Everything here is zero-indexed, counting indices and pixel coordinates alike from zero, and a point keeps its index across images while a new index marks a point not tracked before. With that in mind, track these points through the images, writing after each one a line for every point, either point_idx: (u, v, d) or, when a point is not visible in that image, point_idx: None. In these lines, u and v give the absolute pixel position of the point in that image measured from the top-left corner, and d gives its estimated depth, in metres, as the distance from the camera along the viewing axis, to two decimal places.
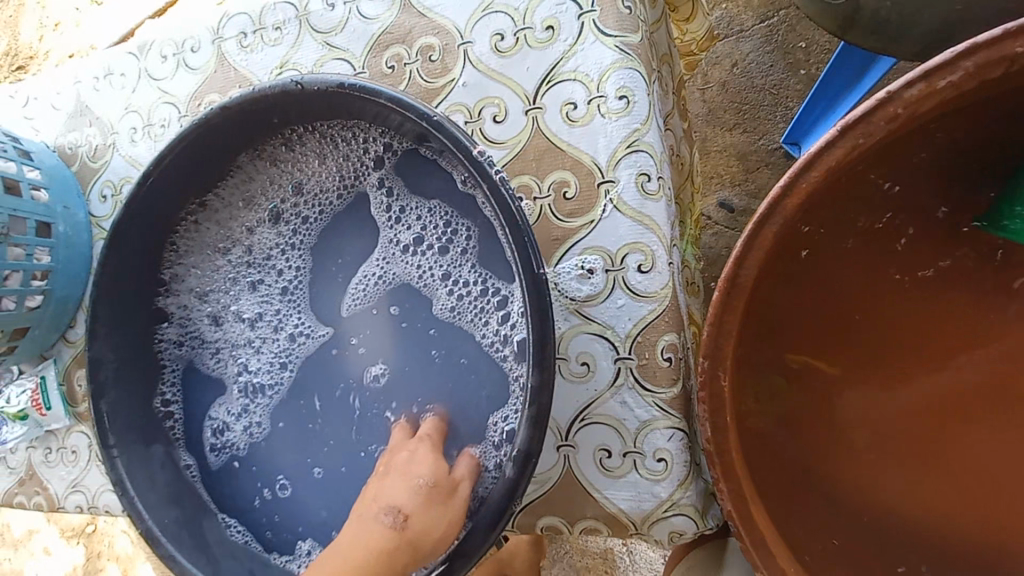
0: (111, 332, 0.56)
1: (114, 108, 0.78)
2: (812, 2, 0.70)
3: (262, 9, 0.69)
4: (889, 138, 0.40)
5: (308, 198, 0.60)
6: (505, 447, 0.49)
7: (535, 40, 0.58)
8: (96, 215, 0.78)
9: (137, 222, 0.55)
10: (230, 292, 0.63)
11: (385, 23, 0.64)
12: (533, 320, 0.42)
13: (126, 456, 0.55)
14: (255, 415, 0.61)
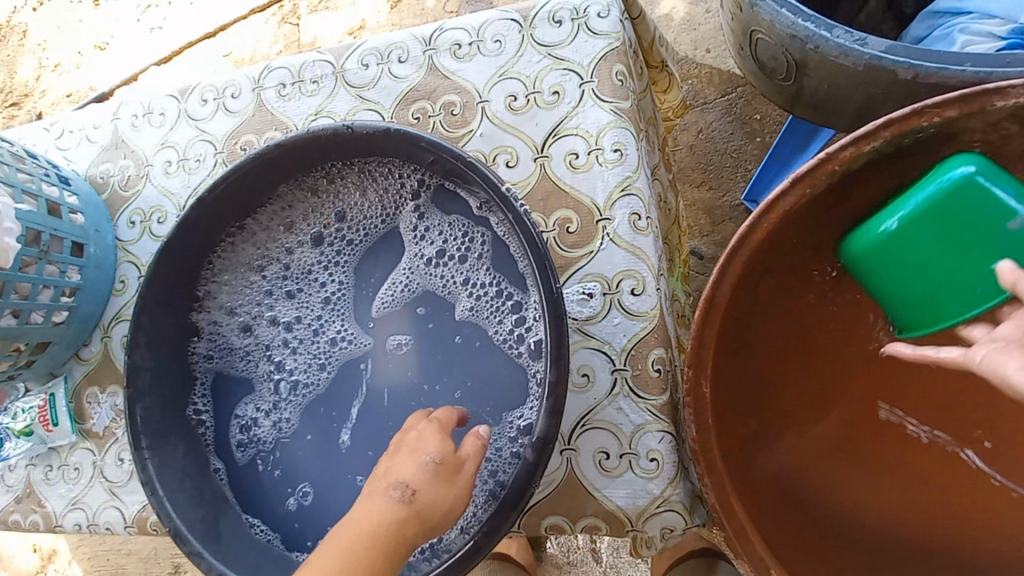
0: (150, 343, 0.61)
1: (151, 143, 0.85)
2: (766, 83, 0.84)
3: (302, 65, 0.79)
4: (831, 187, 0.52)
5: (351, 224, 0.67)
6: (522, 438, 0.56)
7: (544, 101, 0.69)
8: (123, 239, 0.83)
9: (184, 240, 0.61)
10: (266, 300, 0.69)
11: (413, 82, 0.74)
12: (550, 324, 0.49)
13: (156, 459, 0.59)
14: (285, 410, 0.66)
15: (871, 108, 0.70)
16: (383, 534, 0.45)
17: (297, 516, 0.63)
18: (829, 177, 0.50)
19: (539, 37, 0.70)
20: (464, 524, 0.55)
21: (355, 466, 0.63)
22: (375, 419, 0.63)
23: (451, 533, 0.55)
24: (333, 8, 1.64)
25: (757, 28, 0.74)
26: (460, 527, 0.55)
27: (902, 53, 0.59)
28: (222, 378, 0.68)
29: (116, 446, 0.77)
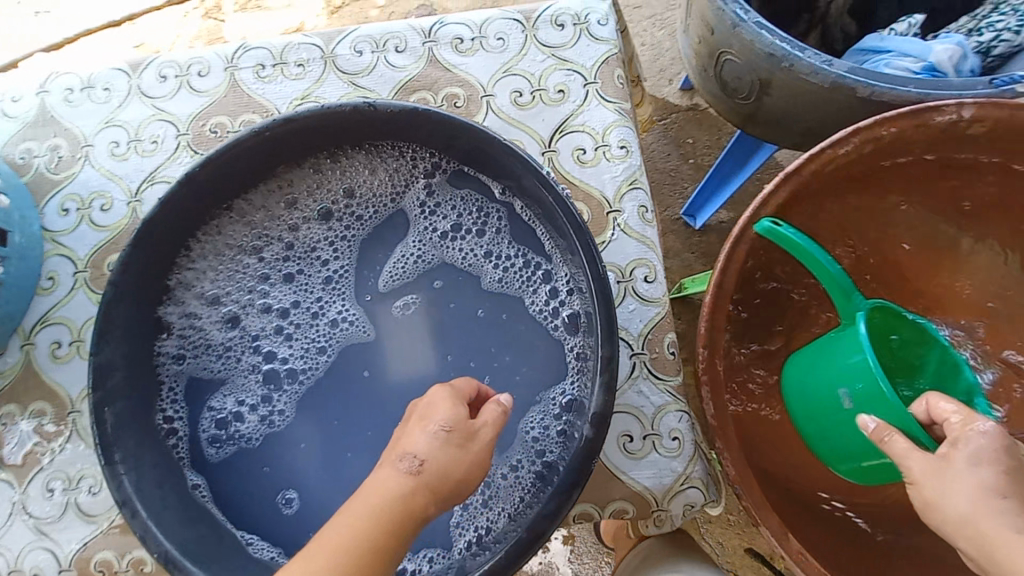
0: (123, 337, 0.54)
1: (91, 121, 0.74)
2: (720, 101, 0.94)
3: (284, 47, 0.74)
4: (812, 183, 0.61)
5: (361, 200, 0.63)
6: (566, 414, 0.55)
7: (549, 99, 0.71)
8: (52, 229, 0.71)
9: (167, 224, 0.55)
10: (260, 286, 0.61)
11: (412, 72, 0.73)
12: (598, 302, 0.50)
13: (133, 474, 0.51)
14: (277, 402, 0.59)
15: (818, 128, 0.81)
16: (392, 512, 0.40)
17: (304, 526, 0.56)
18: (812, 171, 0.60)
19: (542, 39, 0.72)
20: (493, 504, 0.53)
21: (352, 470, 0.58)
22: (374, 418, 0.59)
23: (483, 517, 0.53)
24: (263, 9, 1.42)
25: (726, 49, 0.81)
26: (509, 510, 0.52)
27: (860, 74, 0.69)
28: (199, 371, 0.59)
29: (44, 475, 0.65)
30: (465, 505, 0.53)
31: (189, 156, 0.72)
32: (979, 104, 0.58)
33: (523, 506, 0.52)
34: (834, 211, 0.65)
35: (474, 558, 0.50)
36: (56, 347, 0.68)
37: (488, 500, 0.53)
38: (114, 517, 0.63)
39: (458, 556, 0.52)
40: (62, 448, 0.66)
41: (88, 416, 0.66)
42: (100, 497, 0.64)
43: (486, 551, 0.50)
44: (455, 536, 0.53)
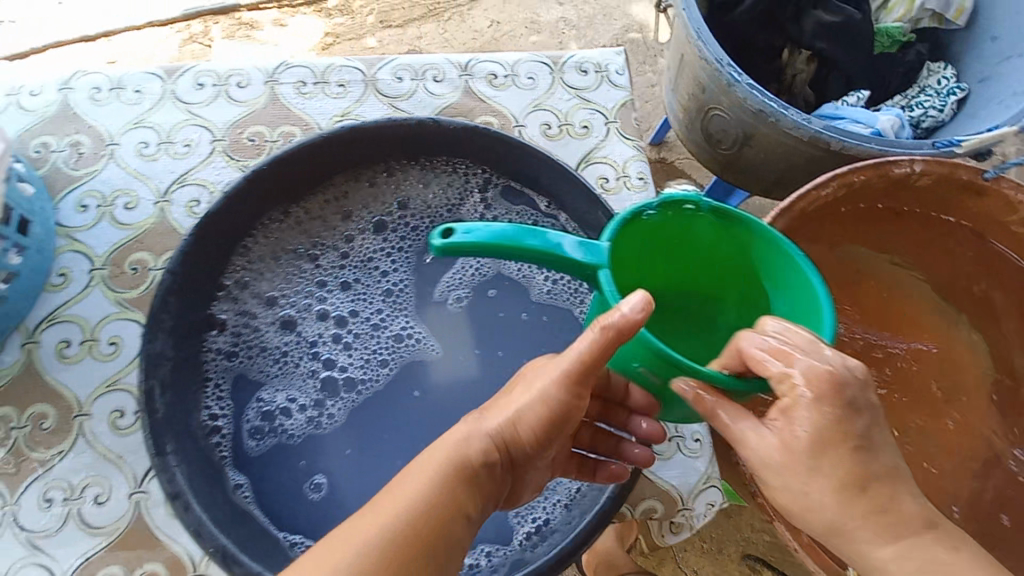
0: (175, 328, 0.54)
1: (118, 121, 0.73)
2: (700, 149, 1.04)
3: (327, 67, 0.78)
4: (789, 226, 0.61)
5: (416, 213, 0.66)
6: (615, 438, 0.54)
7: (575, 132, 0.79)
8: (67, 225, 0.69)
9: (229, 218, 0.58)
10: (317, 292, 0.62)
11: (449, 100, 0.79)
12: None
13: (183, 466, 0.50)
14: (328, 407, 0.59)
15: (781, 179, 0.94)
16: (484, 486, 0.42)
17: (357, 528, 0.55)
18: (803, 208, 0.60)
19: (568, 81, 0.81)
20: (549, 494, 0.55)
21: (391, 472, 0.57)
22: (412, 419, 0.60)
23: (542, 507, 0.54)
24: (253, 39, 1.39)
25: (715, 106, 0.91)
26: (563, 500, 0.54)
27: (835, 132, 0.80)
28: (250, 370, 0.59)
29: (41, 483, 0.62)
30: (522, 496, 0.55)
31: (224, 161, 0.73)
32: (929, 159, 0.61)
33: (583, 491, 0.54)
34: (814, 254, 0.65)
35: (539, 547, 0.52)
36: (64, 346, 0.65)
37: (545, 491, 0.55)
38: (121, 529, 0.60)
39: (518, 547, 0.53)
40: (63, 453, 0.62)
41: (98, 419, 0.63)
42: (108, 507, 0.61)
43: (550, 540, 0.52)
44: (515, 526, 0.54)
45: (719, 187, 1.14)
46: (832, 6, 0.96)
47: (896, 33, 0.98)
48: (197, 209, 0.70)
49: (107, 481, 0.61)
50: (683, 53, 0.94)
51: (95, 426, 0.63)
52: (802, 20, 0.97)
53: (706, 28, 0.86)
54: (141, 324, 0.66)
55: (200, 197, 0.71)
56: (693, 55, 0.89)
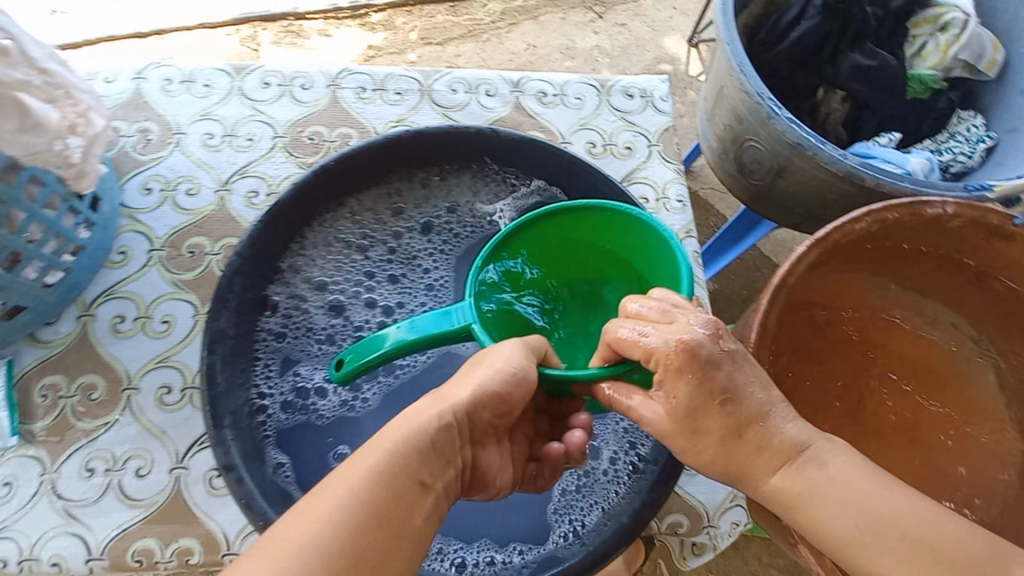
0: (238, 309, 0.57)
1: (186, 111, 0.77)
2: (731, 180, 1.07)
3: (386, 75, 0.82)
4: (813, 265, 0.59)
5: (462, 216, 0.68)
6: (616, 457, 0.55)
7: (619, 152, 0.82)
8: (130, 205, 0.72)
9: (294, 208, 0.62)
10: (366, 282, 0.64)
11: (499, 114, 0.82)
12: None
13: (238, 440, 0.53)
14: (364, 391, 0.60)
15: (810, 215, 0.97)
16: None
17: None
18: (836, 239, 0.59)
19: (615, 103, 0.84)
20: (586, 496, 0.56)
21: None
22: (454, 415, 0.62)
23: (578, 509, 0.55)
24: (300, 46, 1.44)
25: (751, 137, 0.94)
26: (602, 503, 0.55)
27: (870, 169, 0.83)
28: (293, 352, 0.60)
29: (83, 453, 0.63)
30: (561, 495, 0.56)
31: (284, 157, 0.76)
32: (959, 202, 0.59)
33: (621, 497, 0.55)
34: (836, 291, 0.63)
35: (576, 549, 0.52)
36: (119, 321, 0.67)
37: (583, 492, 0.56)
38: (159, 503, 0.61)
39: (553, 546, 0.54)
40: (108, 424, 0.64)
41: (145, 394, 0.65)
42: (148, 480, 0.62)
43: (586, 543, 0.52)
44: (552, 525, 0.55)
45: (746, 217, 1.16)
46: (868, 50, 0.99)
47: (929, 79, 1.01)
48: (255, 200, 0.74)
49: (149, 454, 0.63)
50: (722, 85, 0.97)
51: (142, 400, 0.64)
52: (838, 61, 1.01)
53: (748, 62, 0.89)
54: (194, 305, 0.68)
55: (258, 188, 0.74)
56: (733, 87, 0.93)
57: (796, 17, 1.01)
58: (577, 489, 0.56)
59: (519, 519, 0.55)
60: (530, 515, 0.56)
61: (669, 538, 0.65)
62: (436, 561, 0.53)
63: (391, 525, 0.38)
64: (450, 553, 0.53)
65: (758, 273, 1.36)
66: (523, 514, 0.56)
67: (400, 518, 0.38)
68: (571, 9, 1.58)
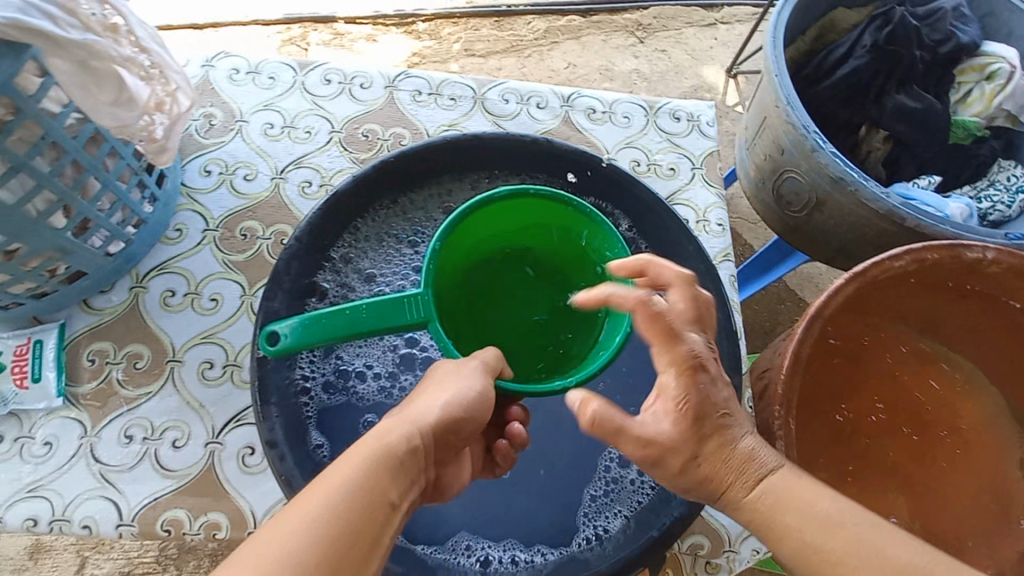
0: (290, 294, 0.59)
1: (250, 100, 0.80)
2: (764, 210, 1.08)
3: (442, 81, 0.85)
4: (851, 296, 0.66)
5: None
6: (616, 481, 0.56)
7: (662, 173, 0.83)
8: (190, 185, 0.74)
9: (350, 199, 0.63)
10: (413, 277, 0.66)
11: (549, 126, 0.84)
12: (726, 342, 0.61)
13: (282, 417, 0.54)
14: (402, 380, 0.61)
15: (844, 250, 0.98)
16: None
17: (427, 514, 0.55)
18: (874, 276, 0.65)
19: (661, 125, 0.86)
20: (613, 503, 0.56)
21: None
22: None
23: (605, 515, 0.55)
24: (348, 49, 1.48)
25: (791, 168, 0.95)
26: (626, 511, 0.55)
27: (912, 210, 0.83)
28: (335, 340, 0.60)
29: (123, 420, 0.64)
30: (590, 500, 0.56)
31: (339, 151, 0.79)
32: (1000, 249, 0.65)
33: (648, 504, 0.55)
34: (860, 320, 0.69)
35: (601, 554, 0.52)
36: (169, 295, 0.69)
37: (610, 500, 0.56)
38: (192, 475, 0.62)
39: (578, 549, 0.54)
40: (150, 394, 0.65)
41: (188, 367, 0.66)
42: (183, 452, 0.63)
43: (611, 549, 0.52)
44: (578, 527, 0.55)
45: (778, 247, 1.16)
46: (913, 93, 1.00)
47: (972, 126, 1.00)
48: (308, 190, 0.76)
49: (186, 427, 0.64)
50: (766, 116, 0.98)
51: (184, 373, 0.66)
52: (883, 101, 1.01)
53: (796, 95, 0.91)
54: (242, 286, 0.70)
55: (312, 179, 0.77)
56: (777, 118, 0.94)
57: (844, 55, 1.02)
58: (605, 495, 0.56)
59: (546, 521, 0.56)
60: (557, 518, 0.56)
61: (686, 559, 0.65)
62: (463, 556, 0.53)
63: (364, 536, 0.39)
64: (477, 549, 0.54)
65: (782, 305, 1.36)
66: (550, 517, 0.56)
67: (374, 531, 0.39)
68: (613, 32, 1.61)
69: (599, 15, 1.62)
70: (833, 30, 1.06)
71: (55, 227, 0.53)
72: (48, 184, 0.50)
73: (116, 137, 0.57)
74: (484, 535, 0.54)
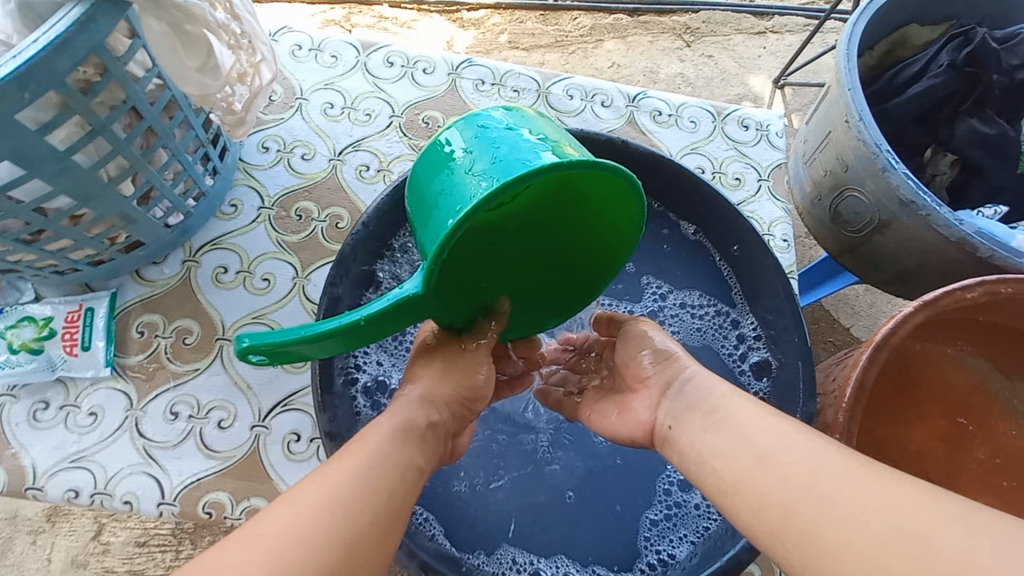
0: (352, 280, 0.57)
1: (312, 79, 0.79)
2: (818, 228, 1.03)
3: (505, 72, 0.83)
4: (922, 312, 0.61)
5: None
6: (673, 509, 0.58)
7: (727, 182, 0.80)
8: (248, 160, 0.73)
9: None
10: None
11: (612, 126, 0.82)
12: (802, 362, 0.60)
13: (341, 409, 0.52)
14: None
15: (907, 274, 0.93)
16: None
17: (480, 526, 0.56)
18: (945, 306, 0.61)
19: (728, 133, 0.83)
20: (675, 529, 0.57)
21: (509, 470, 0.60)
22: (538, 420, 0.62)
23: (668, 540, 0.57)
24: (391, 32, 1.46)
25: (855, 187, 0.91)
26: (690, 537, 0.56)
27: (985, 239, 0.80)
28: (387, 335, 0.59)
29: (169, 395, 0.62)
30: (649, 524, 0.58)
31: (398, 136, 0.77)
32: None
33: (712, 533, 0.55)
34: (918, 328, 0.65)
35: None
36: (221, 272, 0.68)
37: (672, 524, 0.57)
38: (237, 457, 0.61)
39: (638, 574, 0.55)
40: (197, 371, 0.64)
41: None
42: (228, 433, 0.61)
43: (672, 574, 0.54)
44: (639, 552, 0.56)
45: (825, 264, 1.13)
46: (987, 117, 0.96)
47: None
48: (365, 173, 0.74)
49: (233, 407, 0.62)
50: (830, 130, 0.95)
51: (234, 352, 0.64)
52: (954, 125, 0.97)
53: (868, 111, 0.88)
54: (295, 268, 0.69)
55: (369, 163, 0.75)
56: (845, 134, 0.90)
57: (917, 74, 0.98)
58: (667, 518, 0.58)
59: (606, 544, 0.57)
60: (615, 541, 0.57)
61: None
62: (512, 570, 0.55)
63: (379, 524, 0.37)
64: (525, 564, 0.55)
65: (814, 325, 1.30)
66: (607, 539, 0.57)
67: (388, 519, 0.38)
68: (660, 34, 1.57)
69: (647, 16, 1.59)
70: (905, 46, 1.02)
71: (122, 194, 0.52)
72: (123, 150, 0.48)
73: (188, 105, 0.55)
74: (542, 550, 0.56)
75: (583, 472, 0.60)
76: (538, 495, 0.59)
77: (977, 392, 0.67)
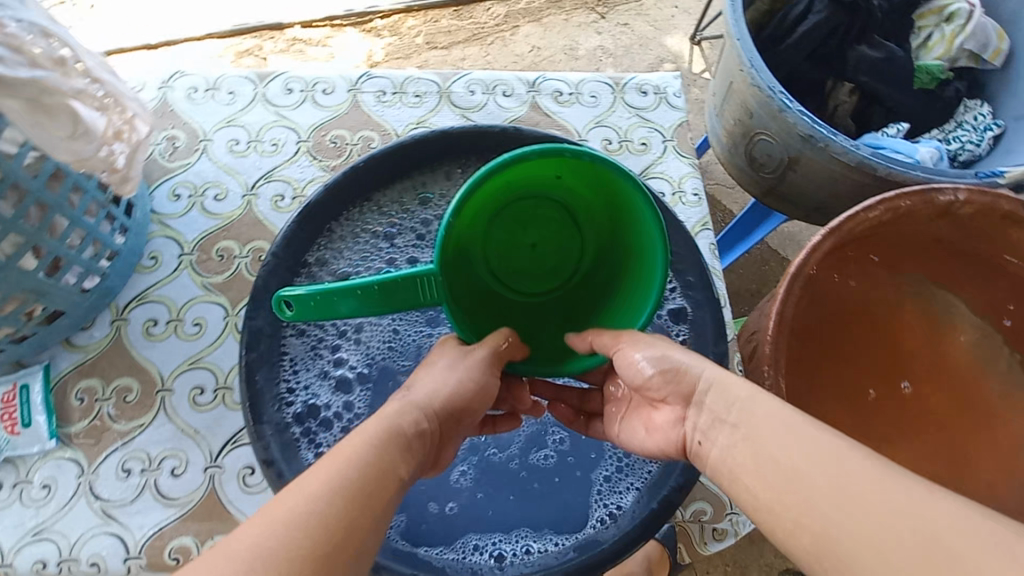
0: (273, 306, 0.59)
1: (212, 118, 0.79)
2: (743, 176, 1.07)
3: (405, 79, 0.84)
4: (834, 240, 0.64)
5: None
6: (619, 467, 0.61)
7: (634, 148, 0.83)
8: (160, 211, 0.74)
9: (328, 200, 0.63)
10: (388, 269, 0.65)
11: (516, 114, 0.84)
12: (709, 305, 0.64)
13: (275, 437, 0.54)
14: (357, 402, 0.59)
15: (829, 205, 0.96)
16: None
17: (430, 519, 0.58)
18: (850, 229, 0.64)
19: (629, 101, 0.86)
20: (624, 478, 0.60)
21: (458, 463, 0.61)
22: None
23: (617, 494, 0.59)
24: (307, 55, 1.45)
25: (761, 130, 0.95)
26: (635, 486, 0.59)
27: (880, 159, 0.84)
28: (313, 353, 0.60)
29: (120, 454, 0.63)
30: (602, 481, 0.60)
31: (308, 160, 0.78)
32: (970, 189, 0.64)
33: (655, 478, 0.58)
34: (842, 259, 0.67)
35: (607, 531, 0.56)
36: (152, 324, 0.68)
37: (618, 480, 0.60)
38: (195, 501, 0.62)
39: (589, 530, 0.57)
40: (143, 426, 0.64)
41: (178, 394, 0.66)
42: (184, 479, 0.63)
43: (621, 523, 0.56)
44: (590, 509, 0.59)
45: (755, 210, 1.17)
46: (875, 42, 1.00)
47: (936, 71, 1.00)
48: (281, 203, 0.75)
49: (184, 454, 0.63)
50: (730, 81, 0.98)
51: (176, 400, 0.65)
52: (846, 54, 1.01)
53: (758, 57, 0.91)
54: (225, 307, 0.70)
55: (284, 192, 0.76)
56: (741, 82, 0.94)
57: (803, 12, 1.02)
58: (618, 474, 0.60)
59: (562, 508, 0.59)
60: (569, 506, 0.59)
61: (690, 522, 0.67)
62: (473, 555, 0.56)
63: (347, 526, 0.36)
64: (487, 546, 0.57)
65: (764, 267, 1.35)
66: (560, 506, 0.59)
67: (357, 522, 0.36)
68: (573, 10, 1.59)
69: None
70: None
71: (25, 269, 0.53)
72: (13, 227, 0.50)
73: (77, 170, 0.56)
74: (499, 529, 0.58)
75: (532, 452, 0.63)
76: (488, 480, 0.61)
77: (907, 320, 0.67)
